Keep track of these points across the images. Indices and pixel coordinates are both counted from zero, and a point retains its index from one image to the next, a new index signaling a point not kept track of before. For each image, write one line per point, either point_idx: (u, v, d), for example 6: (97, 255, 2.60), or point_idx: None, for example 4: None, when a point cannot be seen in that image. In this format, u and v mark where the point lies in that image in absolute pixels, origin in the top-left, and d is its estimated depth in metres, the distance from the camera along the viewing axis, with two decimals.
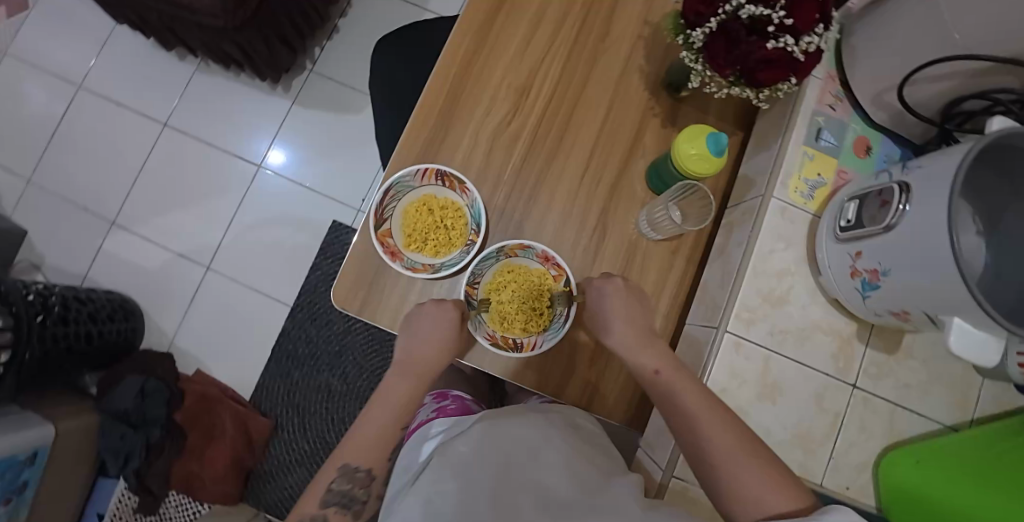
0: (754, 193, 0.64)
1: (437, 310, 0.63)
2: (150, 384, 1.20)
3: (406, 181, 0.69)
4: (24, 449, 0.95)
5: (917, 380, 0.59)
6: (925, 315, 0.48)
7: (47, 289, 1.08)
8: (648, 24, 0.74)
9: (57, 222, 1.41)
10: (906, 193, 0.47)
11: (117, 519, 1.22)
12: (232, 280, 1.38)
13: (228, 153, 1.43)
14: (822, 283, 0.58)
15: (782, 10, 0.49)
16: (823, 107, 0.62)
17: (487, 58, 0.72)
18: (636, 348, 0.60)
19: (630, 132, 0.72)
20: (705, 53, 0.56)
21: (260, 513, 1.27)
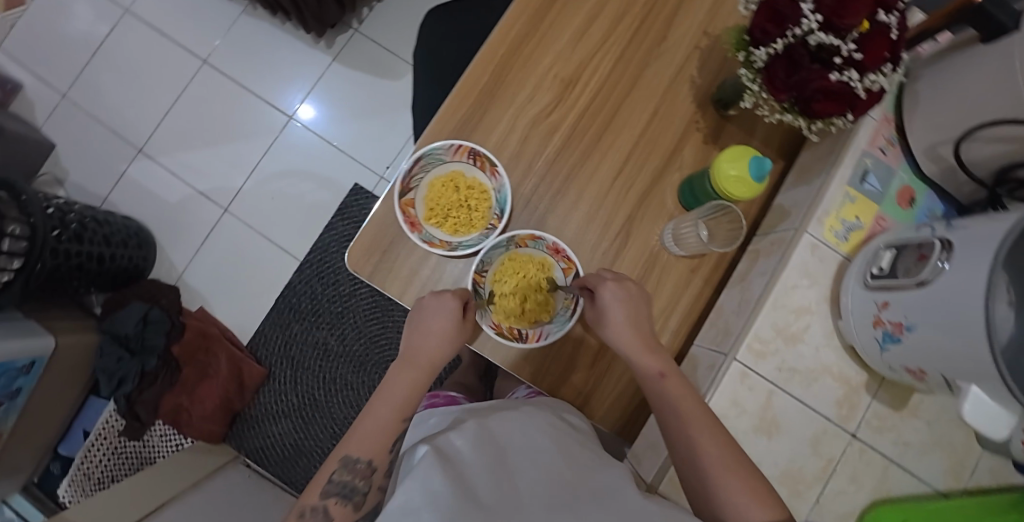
0: (787, 225, 0.62)
1: (435, 302, 0.62)
2: (153, 313, 1.21)
3: (438, 154, 0.69)
4: (23, 357, 0.97)
5: (919, 440, 0.58)
6: (943, 376, 0.47)
7: (66, 205, 1.09)
8: (707, 35, 0.72)
9: (85, 141, 1.42)
10: (948, 250, 0.46)
11: (102, 440, 1.23)
12: (247, 225, 1.39)
13: (262, 99, 1.43)
14: (841, 327, 0.57)
15: (853, 42, 0.48)
16: (874, 149, 0.61)
17: (538, 44, 0.71)
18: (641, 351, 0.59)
19: (670, 143, 0.70)
20: (764, 74, 0.53)
21: (240, 456, 1.28)
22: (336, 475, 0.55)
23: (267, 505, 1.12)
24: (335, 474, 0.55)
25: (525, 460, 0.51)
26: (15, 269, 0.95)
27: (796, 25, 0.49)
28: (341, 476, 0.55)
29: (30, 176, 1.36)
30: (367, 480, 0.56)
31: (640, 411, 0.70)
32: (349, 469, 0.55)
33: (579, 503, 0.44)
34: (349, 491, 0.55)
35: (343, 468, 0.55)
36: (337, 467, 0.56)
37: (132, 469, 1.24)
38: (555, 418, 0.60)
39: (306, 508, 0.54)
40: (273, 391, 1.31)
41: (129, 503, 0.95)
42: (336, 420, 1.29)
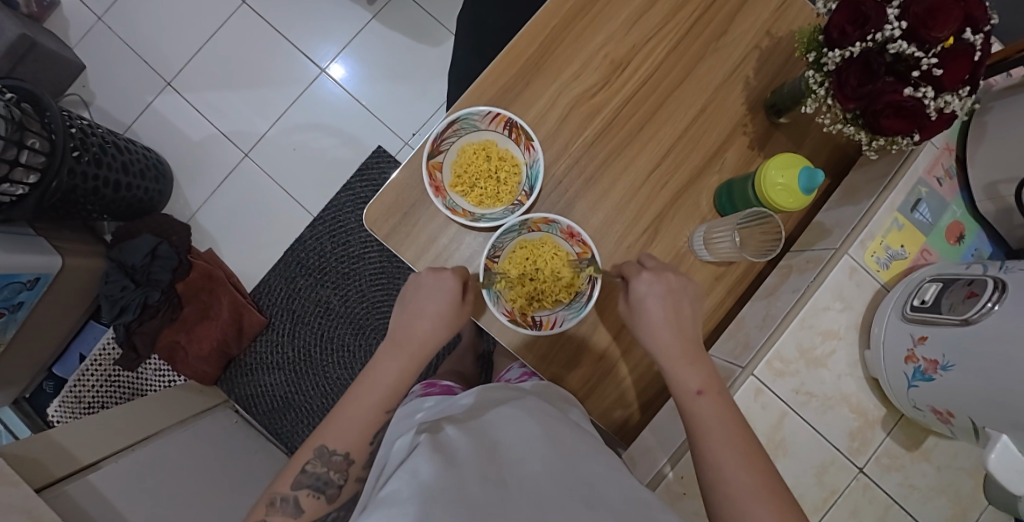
0: (826, 245, 0.60)
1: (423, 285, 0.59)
2: (162, 248, 1.20)
3: (474, 120, 0.66)
4: (28, 272, 0.96)
5: (928, 485, 0.56)
6: (972, 422, 0.45)
7: (90, 128, 1.08)
8: (770, 36, 0.68)
9: (116, 66, 1.40)
10: (999, 292, 0.43)
11: (96, 365, 1.24)
12: (265, 173, 1.38)
13: (297, 48, 1.40)
14: (867, 358, 0.55)
15: (935, 57, 0.45)
16: (931, 177, 0.57)
17: (593, 20, 0.67)
18: (681, 363, 0.56)
19: (713, 143, 0.68)
20: (833, 79, 0.50)
21: (229, 401, 1.28)
22: (309, 468, 0.55)
23: (251, 453, 1.12)
24: (308, 466, 0.55)
25: (522, 447, 0.49)
26: (30, 183, 0.94)
27: (877, 30, 0.46)
28: (314, 469, 0.55)
29: (56, 93, 1.34)
30: (341, 473, 0.56)
31: (640, 413, 0.68)
32: (324, 461, 0.55)
33: (577, 500, 0.42)
34: (323, 484, 0.56)
35: (316, 460, 0.55)
36: (310, 458, 0.55)
37: (123, 398, 1.25)
38: (559, 411, 0.59)
39: (277, 496, 0.54)
40: (270, 341, 1.30)
41: (117, 430, 0.95)
42: (329, 379, 1.29)
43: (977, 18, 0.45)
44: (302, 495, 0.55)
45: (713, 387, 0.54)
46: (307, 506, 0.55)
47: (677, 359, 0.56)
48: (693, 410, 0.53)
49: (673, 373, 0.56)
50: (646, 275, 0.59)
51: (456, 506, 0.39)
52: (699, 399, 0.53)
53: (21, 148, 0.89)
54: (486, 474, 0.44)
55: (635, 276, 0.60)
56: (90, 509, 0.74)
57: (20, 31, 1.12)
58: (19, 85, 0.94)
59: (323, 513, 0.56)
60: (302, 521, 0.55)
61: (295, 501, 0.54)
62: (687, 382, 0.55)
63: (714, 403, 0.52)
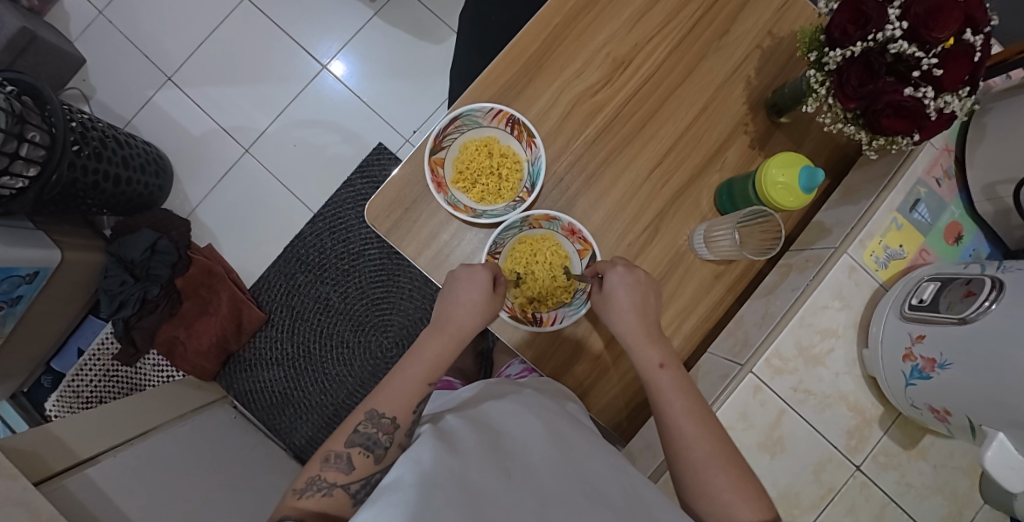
0: (825, 244, 0.60)
1: None
2: (162, 243, 1.20)
3: (476, 117, 0.67)
4: (27, 265, 0.96)
5: (925, 483, 0.56)
6: (968, 420, 0.46)
7: (90, 121, 1.08)
8: (771, 36, 0.69)
9: (117, 61, 1.40)
10: (997, 291, 0.44)
11: (95, 360, 1.24)
12: (265, 169, 1.37)
13: (298, 44, 1.40)
14: (865, 356, 0.55)
15: (935, 57, 0.45)
16: (929, 178, 0.58)
17: (596, 18, 0.68)
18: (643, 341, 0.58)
19: (714, 142, 0.68)
20: (834, 78, 0.51)
21: (227, 397, 1.28)
22: (361, 426, 0.52)
23: (249, 449, 1.12)
24: (360, 425, 0.52)
25: (522, 441, 0.50)
26: (30, 176, 0.93)
27: (879, 30, 0.47)
28: (365, 429, 0.52)
29: (56, 87, 1.34)
30: (390, 435, 0.52)
31: (639, 410, 0.69)
32: (374, 422, 0.52)
33: (578, 492, 0.42)
34: (372, 443, 0.51)
35: (368, 421, 0.52)
36: (361, 419, 0.52)
37: (121, 393, 1.25)
38: (559, 406, 0.59)
39: (330, 453, 0.51)
40: (269, 337, 1.30)
41: (116, 424, 0.95)
42: (327, 375, 1.29)
43: (978, 19, 0.45)
44: (354, 453, 0.50)
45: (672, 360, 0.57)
46: (357, 463, 0.50)
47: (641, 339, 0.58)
48: (652, 381, 0.55)
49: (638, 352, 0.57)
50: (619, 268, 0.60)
51: (457, 498, 0.39)
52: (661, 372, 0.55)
53: (21, 141, 0.89)
54: (487, 467, 0.44)
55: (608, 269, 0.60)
56: (89, 503, 0.74)
57: (20, 24, 1.11)
58: (20, 77, 0.94)
59: (371, 477, 0.50)
60: (352, 479, 0.49)
61: (348, 458, 0.50)
62: (648, 357, 0.57)
63: (672, 377, 0.55)
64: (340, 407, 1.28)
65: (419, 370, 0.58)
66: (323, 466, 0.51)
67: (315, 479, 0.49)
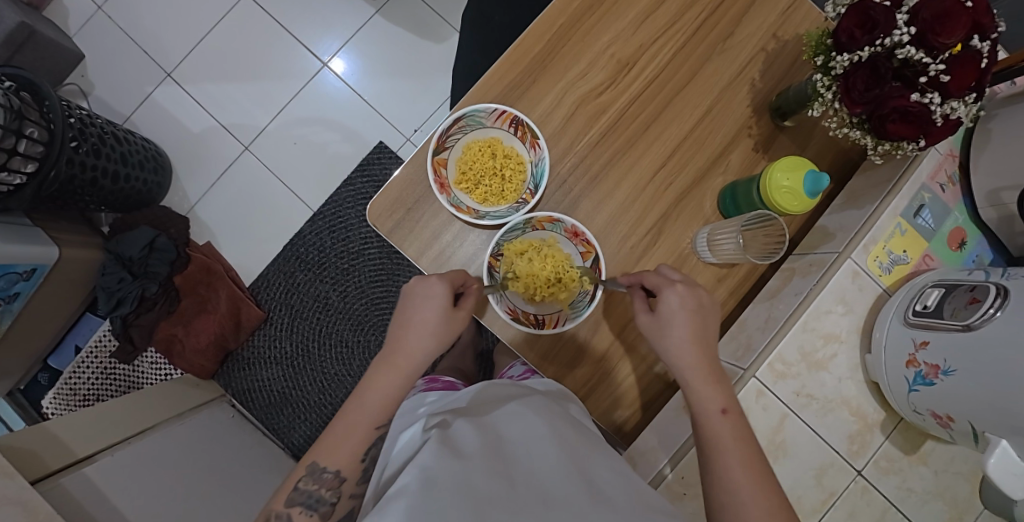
0: (829, 248, 0.60)
1: (433, 280, 0.59)
2: (161, 240, 1.19)
3: (480, 117, 0.66)
4: (25, 262, 0.95)
5: (926, 489, 0.56)
6: (971, 426, 0.46)
7: (89, 117, 1.07)
8: (777, 39, 0.69)
9: (116, 56, 1.39)
10: (1002, 298, 0.44)
11: (92, 358, 1.23)
12: (265, 166, 1.37)
13: (299, 42, 1.39)
14: (868, 362, 0.55)
15: (942, 63, 0.45)
16: (934, 184, 0.58)
17: (601, 18, 0.67)
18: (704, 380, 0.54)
19: (718, 145, 0.68)
20: (841, 82, 0.51)
21: (226, 395, 1.28)
22: (302, 484, 0.53)
23: (247, 448, 1.12)
24: (300, 482, 0.53)
25: (525, 444, 0.49)
26: (28, 172, 0.93)
27: (886, 35, 0.46)
28: (305, 486, 0.53)
29: (54, 82, 1.33)
30: (334, 490, 0.54)
31: (641, 413, 0.68)
32: (315, 478, 0.53)
33: (581, 497, 0.42)
34: (314, 502, 0.53)
35: (309, 477, 0.53)
36: (302, 475, 0.53)
37: (118, 391, 1.25)
38: (560, 408, 0.59)
39: (272, 513, 0.53)
40: (268, 335, 1.30)
41: (114, 423, 0.95)
42: (326, 374, 1.28)
43: (985, 25, 0.45)
44: (295, 512, 0.53)
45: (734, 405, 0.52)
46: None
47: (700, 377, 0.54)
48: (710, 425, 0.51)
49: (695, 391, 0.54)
50: (678, 287, 0.58)
51: (460, 503, 0.39)
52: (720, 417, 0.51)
53: (19, 137, 0.89)
54: (489, 471, 0.44)
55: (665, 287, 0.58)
56: (87, 503, 0.73)
57: (19, 19, 1.10)
58: (19, 73, 0.93)
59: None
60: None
61: (290, 517, 0.53)
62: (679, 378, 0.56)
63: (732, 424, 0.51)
64: (339, 406, 1.28)
65: (422, 372, 0.57)
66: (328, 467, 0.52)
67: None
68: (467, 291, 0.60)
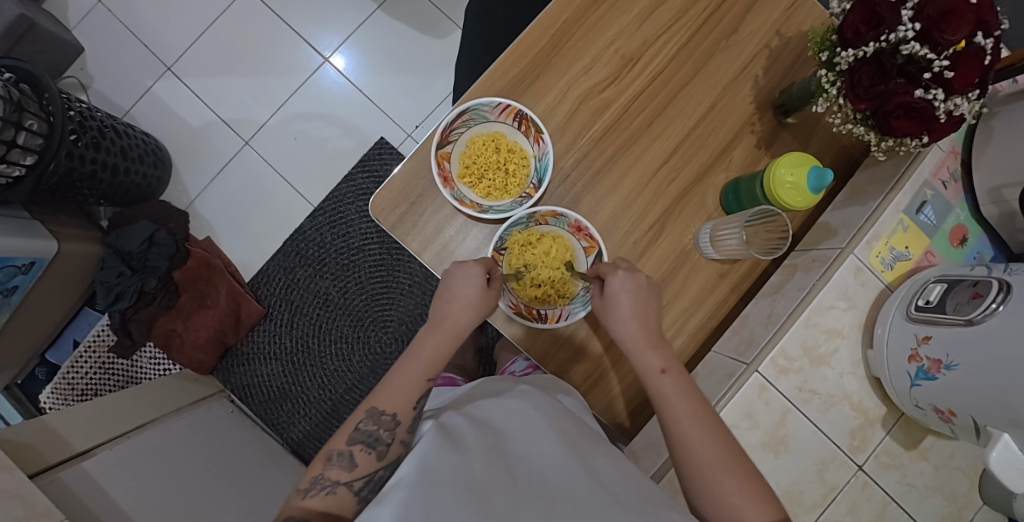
0: (831, 244, 0.60)
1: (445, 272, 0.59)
2: (160, 235, 1.18)
3: (484, 111, 0.66)
4: (23, 255, 0.95)
5: (925, 484, 0.56)
6: (973, 420, 0.46)
7: (89, 111, 1.07)
8: (779, 36, 0.69)
9: (116, 50, 1.39)
10: (1005, 293, 0.44)
11: (90, 352, 1.23)
12: (265, 162, 1.36)
13: (300, 38, 1.39)
14: (869, 357, 0.56)
15: (947, 59, 0.46)
16: (936, 181, 0.58)
17: (605, 14, 0.67)
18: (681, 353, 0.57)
19: (721, 141, 0.68)
20: (846, 78, 0.51)
21: (224, 391, 1.28)
22: (362, 424, 0.52)
23: (246, 443, 1.12)
24: (360, 423, 0.52)
25: (527, 437, 0.49)
26: (28, 165, 0.92)
27: (891, 31, 0.47)
28: (366, 426, 0.52)
29: (54, 76, 1.32)
30: (391, 431, 0.52)
31: (643, 410, 0.68)
32: (375, 419, 0.52)
33: (585, 488, 0.42)
34: (373, 441, 0.51)
35: (369, 418, 0.52)
36: (361, 417, 0.53)
37: (117, 386, 1.24)
38: (562, 403, 0.59)
39: (332, 452, 0.51)
40: (268, 331, 1.30)
41: (112, 417, 0.94)
42: (326, 371, 1.28)
43: (989, 22, 0.45)
44: (355, 450, 0.50)
45: (674, 366, 0.56)
46: (359, 460, 0.50)
47: (642, 346, 0.57)
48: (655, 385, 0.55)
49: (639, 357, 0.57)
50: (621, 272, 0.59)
51: (465, 496, 0.39)
52: (662, 377, 0.55)
53: (18, 129, 0.88)
54: (493, 465, 0.44)
55: (610, 273, 0.59)
56: (86, 496, 0.73)
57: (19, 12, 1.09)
58: (18, 65, 0.92)
59: (375, 474, 0.50)
60: (355, 477, 0.49)
61: (349, 455, 0.50)
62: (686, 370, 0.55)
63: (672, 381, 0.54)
64: (338, 402, 1.27)
65: (424, 368, 0.57)
66: (335, 455, 0.50)
67: (319, 478, 0.49)
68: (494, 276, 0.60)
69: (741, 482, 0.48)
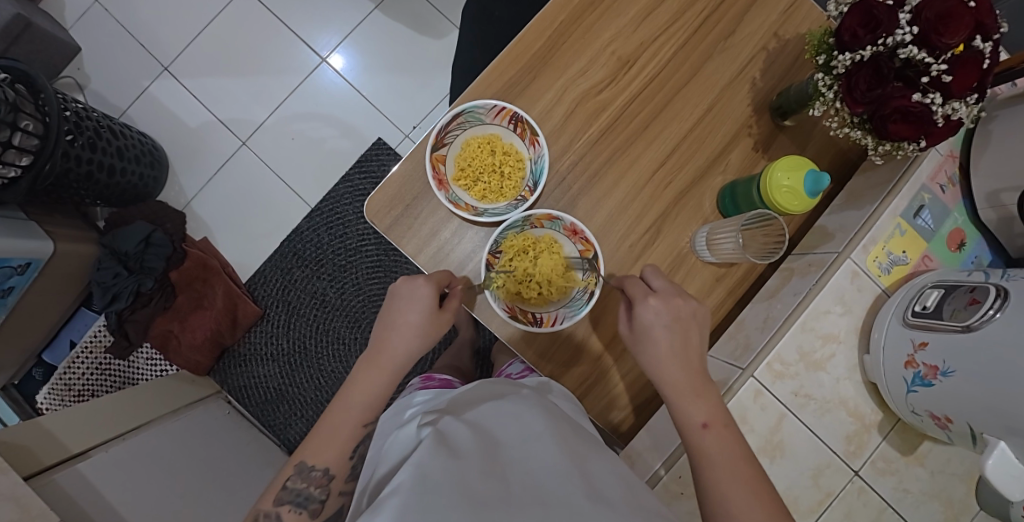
0: (828, 248, 0.60)
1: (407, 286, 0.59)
2: (157, 236, 1.18)
3: (479, 113, 0.66)
4: (20, 256, 0.94)
5: (922, 489, 0.56)
6: (970, 427, 0.46)
7: (84, 111, 1.06)
8: (777, 38, 0.68)
9: (114, 49, 1.38)
10: (1002, 299, 0.43)
11: (87, 353, 1.23)
12: (263, 162, 1.36)
13: (298, 38, 1.38)
14: (866, 362, 0.55)
15: (944, 63, 0.45)
16: (934, 185, 0.57)
17: (602, 15, 0.67)
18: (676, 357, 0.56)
19: (718, 144, 0.68)
20: (843, 82, 0.50)
21: (221, 392, 1.27)
22: (290, 483, 0.55)
23: (243, 444, 1.12)
24: (289, 481, 0.55)
25: (521, 442, 0.49)
26: (23, 165, 0.92)
27: (888, 35, 0.46)
28: (294, 484, 0.56)
29: (51, 75, 1.32)
30: (322, 487, 0.56)
31: (638, 413, 0.68)
32: (304, 477, 0.56)
33: (576, 494, 0.42)
34: (304, 499, 0.56)
35: (297, 476, 0.56)
36: (291, 474, 0.56)
37: (113, 387, 1.24)
38: (556, 406, 0.58)
39: (260, 512, 0.55)
40: (265, 332, 1.30)
41: (108, 418, 0.94)
42: (323, 372, 1.28)
43: (988, 25, 0.45)
44: (284, 510, 0.55)
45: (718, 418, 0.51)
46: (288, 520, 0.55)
47: (683, 392, 0.53)
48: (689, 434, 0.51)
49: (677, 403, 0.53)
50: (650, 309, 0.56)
51: (457, 502, 0.39)
52: (704, 433, 0.50)
53: (14, 129, 0.87)
54: (486, 470, 0.44)
55: (640, 300, 0.57)
56: (81, 498, 0.73)
57: (15, 11, 1.09)
58: (14, 65, 0.92)
59: None
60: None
61: (279, 515, 0.55)
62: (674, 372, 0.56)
63: (689, 414, 0.51)
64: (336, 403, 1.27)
65: None
66: (263, 515, 0.55)
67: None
68: (452, 292, 0.61)
69: (737, 486, 0.47)
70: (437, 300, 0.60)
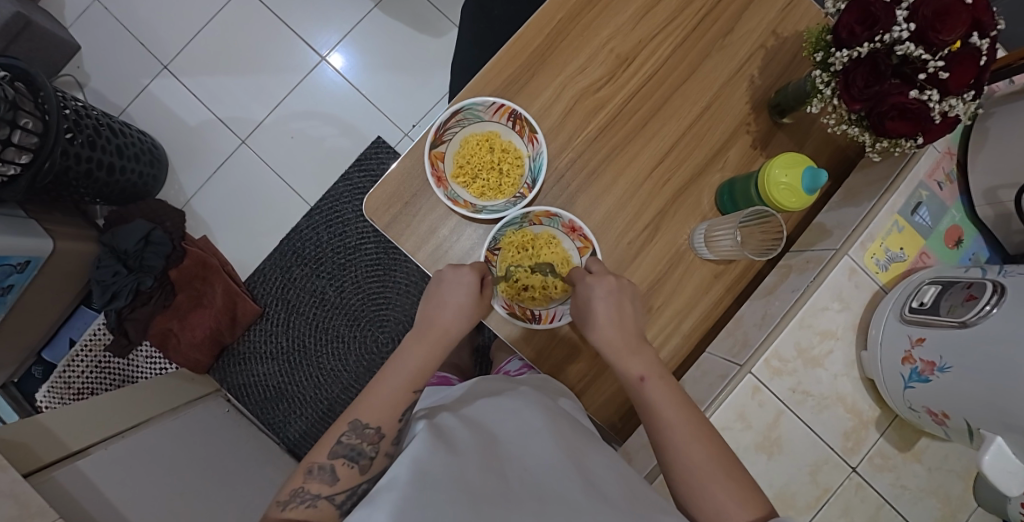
0: (826, 245, 0.60)
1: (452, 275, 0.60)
2: (156, 234, 1.19)
3: (478, 111, 0.66)
4: (19, 254, 0.94)
5: (919, 486, 0.56)
6: (966, 423, 0.46)
7: (84, 109, 1.06)
8: (776, 36, 0.69)
9: (113, 48, 1.38)
10: (998, 295, 0.44)
11: (86, 351, 1.22)
12: (262, 160, 1.36)
13: (297, 37, 1.38)
14: (863, 359, 0.55)
15: (941, 60, 0.45)
16: (931, 182, 0.58)
17: (600, 12, 0.67)
18: None
19: (716, 142, 0.68)
20: (840, 79, 0.51)
21: (221, 390, 1.27)
22: (345, 437, 0.51)
23: (242, 443, 1.12)
24: (343, 436, 0.52)
25: (519, 438, 0.49)
26: (23, 163, 0.91)
27: (886, 31, 0.46)
28: (349, 439, 0.51)
29: (50, 73, 1.32)
30: (375, 445, 0.51)
31: (637, 409, 0.68)
32: (358, 432, 0.52)
33: (574, 489, 0.42)
34: (357, 454, 0.51)
35: (351, 431, 0.52)
36: (345, 430, 0.52)
37: (113, 385, 1.24)
38: (554, 402, 0.58)
39: (313, 465, 0.50)
40: (265, 330, 1.30)
41: (107, 417, 0.94)
42: (323, 370, 1.28)
43: (985, 22, 0.45)
44: (337, 464, 0.50)
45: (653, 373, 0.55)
46: (341, 474, 0.50)
47: (622, 351, 0.56)
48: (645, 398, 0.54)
49: (626, 369, 0.56)
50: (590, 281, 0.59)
51: (455, 496, 0.39)
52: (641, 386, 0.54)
53: (14, 128, 0.87)
54: (484, 466, 0.44)
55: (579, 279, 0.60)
56: (80, 496, 0.73)
57: (15, 9, 1.09)
58: (13, 63, 0.92)
59: (358, 486, 0.50)
60: (336, 491, 0.49)
61: (332, 469, 0.50)
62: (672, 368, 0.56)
63: (675, 403, 0.52)
64: (335, 402, 1.27)
65: (419, 368, 0.57)
66: (315, 469, 0.50)
67: (299, 491, 0.49)
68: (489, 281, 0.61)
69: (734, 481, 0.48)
70: (481, 286, 0.61)
